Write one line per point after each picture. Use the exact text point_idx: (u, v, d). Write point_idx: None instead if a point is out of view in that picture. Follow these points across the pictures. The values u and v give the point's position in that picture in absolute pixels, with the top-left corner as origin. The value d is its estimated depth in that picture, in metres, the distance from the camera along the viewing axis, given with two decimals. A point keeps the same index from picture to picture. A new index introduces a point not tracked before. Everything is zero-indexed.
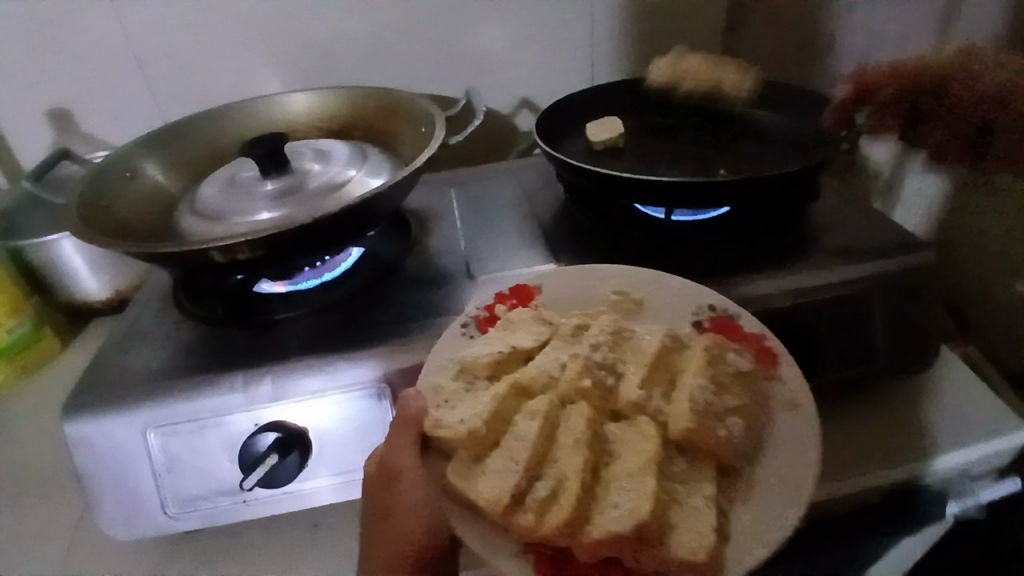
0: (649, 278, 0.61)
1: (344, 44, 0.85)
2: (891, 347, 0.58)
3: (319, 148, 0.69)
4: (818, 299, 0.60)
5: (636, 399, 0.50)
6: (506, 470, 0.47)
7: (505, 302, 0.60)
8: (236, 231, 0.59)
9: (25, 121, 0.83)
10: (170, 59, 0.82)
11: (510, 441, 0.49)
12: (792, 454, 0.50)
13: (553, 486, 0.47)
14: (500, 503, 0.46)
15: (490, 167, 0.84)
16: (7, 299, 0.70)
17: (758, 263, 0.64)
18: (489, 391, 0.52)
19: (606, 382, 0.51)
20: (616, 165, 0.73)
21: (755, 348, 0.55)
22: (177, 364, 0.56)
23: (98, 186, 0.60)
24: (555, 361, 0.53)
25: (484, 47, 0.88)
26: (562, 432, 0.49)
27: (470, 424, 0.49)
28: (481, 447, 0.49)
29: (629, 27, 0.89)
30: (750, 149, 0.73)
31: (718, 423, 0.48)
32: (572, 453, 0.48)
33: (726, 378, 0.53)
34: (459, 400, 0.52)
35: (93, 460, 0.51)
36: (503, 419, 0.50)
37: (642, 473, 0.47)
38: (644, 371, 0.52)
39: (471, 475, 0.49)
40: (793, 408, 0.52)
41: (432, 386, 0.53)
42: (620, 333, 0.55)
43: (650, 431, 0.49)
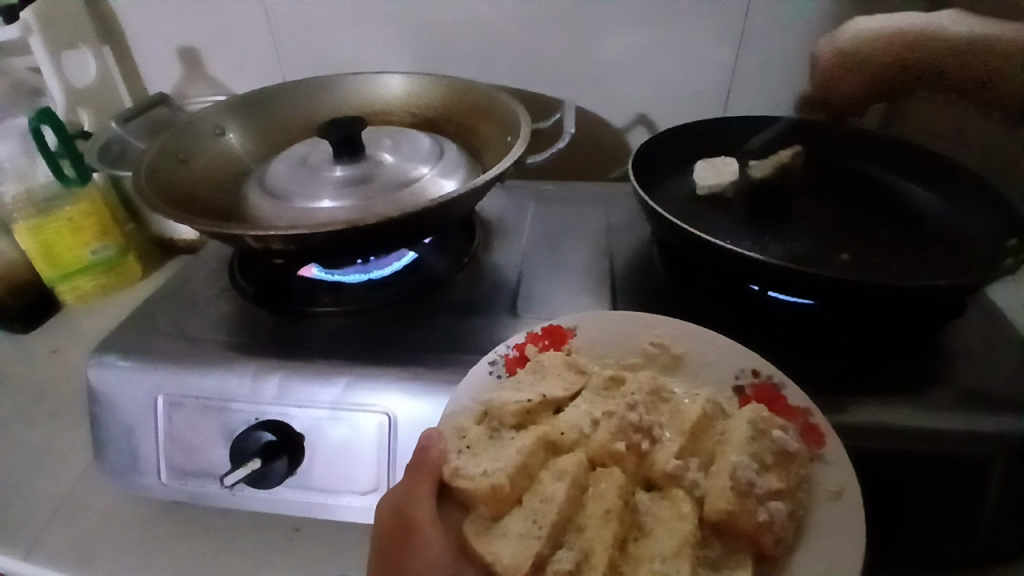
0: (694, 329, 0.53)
1: (463, 29, 0.80)
2: (1005, 522, 0.47)
3: (398, 138, 0.66)
4: (938, 446, 0.48)
5: (671, 470, 0.44)
6: (527, 536, 0.41)
7: (535, 343, 0.53)
8: (295, 216, 0.58)
9: (159, 56, 0.88)
10: (294, 18, 0.82)
11: (535, 502, 0.43)
12: (837, 559, 0.42)
13: (578, 559, 0.41)
14: (521, 572, 0.40)
15: (584, 188, 0.77)
16: (97, 222, 0.73)
17: (872, 376, 0.53)
18: (515, 442, 0.45)
19: (642, 447, 0.45)
20: (714, 223, 0.64)
21: (799, 425, 0.47)
22: (204, 336, 0.56)
23: (178, 143, 0.62)
24: (587, 416, 0.46)
25: (608, 54, 0.80)
26: (592, 499, 0.43)
27: (495, 477, 0.42)
28: (502, 505, 0.43)
29: (778, 58, 0.77)
30: (889, 228, 0.62)
31: (759, 507, 0.41)
32: (601, 526, 0.42)
33: (771, 454, 0.44)
34: (483, 449, 0.46)
35: (111, 409, 0.53)
36: (528, 475, 0.44)
37: (676, 556, 0.41)
38: (682, 438, 0.45)
39: (488, 535, 0.43)
40: (838, 497, 0.44)
41: (455, 428, 0.47)
42: (659, 393, 0.49)
43: (685, 508, 0.42)
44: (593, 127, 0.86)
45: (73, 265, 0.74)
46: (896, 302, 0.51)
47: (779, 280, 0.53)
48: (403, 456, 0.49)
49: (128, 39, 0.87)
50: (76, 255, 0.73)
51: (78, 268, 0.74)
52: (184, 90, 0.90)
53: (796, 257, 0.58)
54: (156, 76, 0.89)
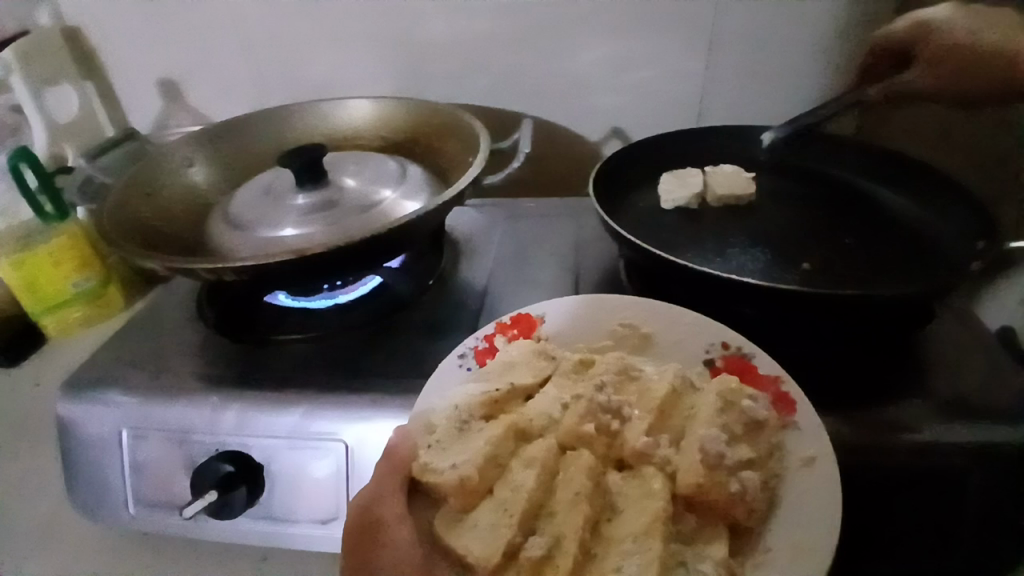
0: (660, 309, 0.53)
1: (432, 50, 0.81)
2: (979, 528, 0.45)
3: (362, 162, 0.66)
4: (914, 448, 0.46)
5: (641, 447, 0.42)
6: (498, 525, 0.40)
7: (503, 333, 0.52)
8: (258, 245, 0.58)
9: (139, 89, 0.89)
10: (267, 47, 0.84)
11: (504, 491, 0.41)
12: (814, 523, 0.40)
13: (550, 545, 0.39)
14: (489, 564, 0.38)
15: (556, 204, 0.77)
16: (76, 255, 0.73)
17: (846, 388, 0.51)
18: (483, 432, 0.44)
19: (612, 427, 0.43)
20: (680, 236, 0.63)
21: (770, 393, 0.46)
22: (171, 368, 0.56)
23: (145, 177, 0.63)
24: (556, 402, 0.45)
25: (578, 67, 0.80)
26: (561, 484, 0.41)
27: (462, 470, 0.41)
28: (472, 497, 0.41)
29: (748, 64, 0.77)
30: (862, 236, 0.61)
31: (730, 479, 0.40)
32: (572, 509, 0.40)
33: (739, 426, 0.43)
34: (452, 441, 0.44)
35: (78, 442, 0.54)
36: (498, 464, 0.43)
37: (647, 535, 0.39)
38: (650, 416, 0.43)
39: (458, 528, 0.41)
40: (810, 463, 0.43)
41: (425, 425, 0.46)
42: (627, 371, 0.47)
43: (656, 485, 0.40)
44: (567, 140, 0.86)
45: (55, 297, 0.74)
46: (865, 311, 0.50)
47: (740, 295, 0.52)
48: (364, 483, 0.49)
49: (107, 74, 0.88)
50: (57, 288, 0.73)
51: (61, 300, 0.75)
52: (165, 122, 0.92)
53: (760, 270, 0.58)
54: (137, 109, 0.91)
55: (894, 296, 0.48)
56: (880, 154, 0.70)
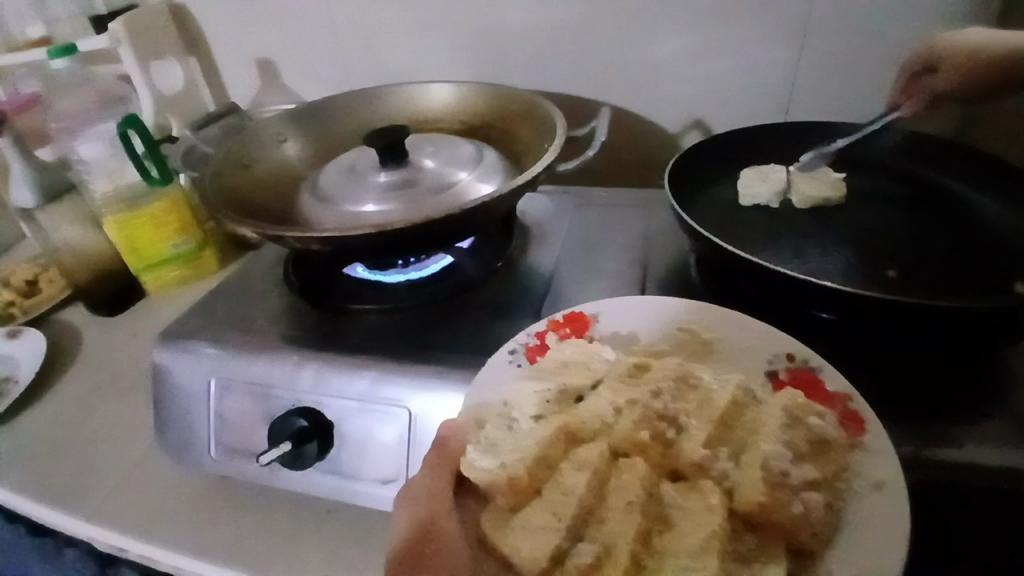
0: (727, 317, 0.52)
1: (516, 36, 0.82)
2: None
3: (441, 144, 0.68)
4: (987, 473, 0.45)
5: (698, 459, 0.41)
6: (545, 527, 0.40)
7: (557, 331, 0.53)
8: (341, 218, 0.62)
9: (239, 66, 0.95)
10: (359, 29, 0.87)
11: (554, 493, 0.42)
12: (888, 552, 0.38)
13: (599, 551, 0.39)
14: (537, 566, 0.39)
15: (627, 194, 0.77)
16: (177, 219, 0.80)
17: (921, 400, 0.49)
18: (535, 431, 0.45)
19: (666, 436, 0.43)
20: (752, 234, 0.62)
21: (840, 412, 0.45)
22: (258, 327, 0.61)
23: (243, 150, 0.68)
24: (609, 406, 0.45)
25: (661, 58, 0.79)
26: (613, 491, 0.42)
27: (511, 468, 0.43)
28: (520, 496, 0.43)
29: (841, 60, 0.74)
30: (953, 245, 0.58)
31: (794, 499, 0.38)
32: (624, 519, 0.40)
33: (808, 443, 0.42)
34: (502, 439, 0.45)
35: (172, 388, 0.59)
36: (547, 465, 0.44)
37: (703, 551, 0.38)
38: (709, 426, 0.43)
39: (505, 527, 0.42)
40: (880, 488, 0.40)
41: (476, 419, 0.47)
42: (686, 379, 0.46)
43: (713, 499, 0.40)
44: (643, 131, 0.86)
45: (156, 257, 0.81)
46: (950, 323, 0.48)
47: (814, 297, 0.51)
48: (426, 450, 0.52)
49: (212, 51, 0.95)
50: (159, 248, 0.80)
51: (161, 259, 0.82)
52: (261, 99, 0.98)
53: (834, 273, 0.56)
54: (237, 85, 0.97)
55: (984, 309, 0.46)
56: (980, 162, 0.66)
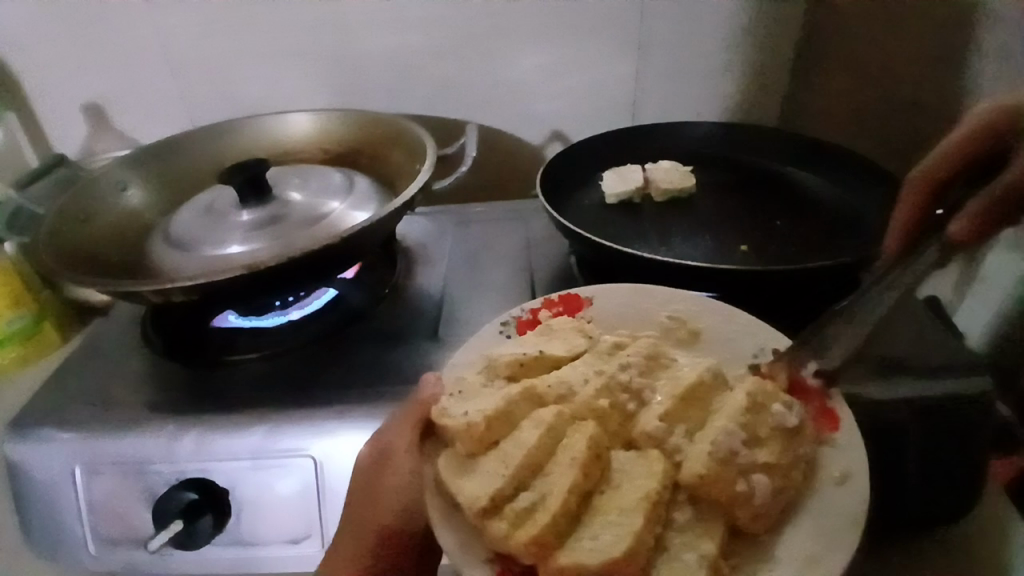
0: (714, 304, 0.53)
1: (370, 62, 0.81)
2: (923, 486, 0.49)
3: (307, 176, 0.66)
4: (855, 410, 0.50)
5: (651, 430, 0.43)
6: (493, 475, 0.41)
7: (549, 308, 0.54)
8: (204, 264, 0.57)
9: (60, 114, 0.85)
10: (198, 66, 0.82)
11: (508, 446, 0.43)
12: (823, 539, 0.41)
13: (536, 499, 0.40)
14: (475, 507, 0.40)
15: (503, 207, 0.78)
16: (9, 292, 0.70)
17: None
18: (501, 390, 0.45)
19: (627, 408, 0.44)
20: (625, 229, 0.65)
21: (813, 406, 0.46)
22: (122, 398, 0.54)
23: (78, 203, 0.61)
24: (579, 374, 0.46)
25: (515, 74, 0.82)
26: (563, 447, 0.42)
27: (472, 416, 0.43)
28: (478, 446, 0.43)
29: (677, 64, 0.81)
30: (794, 219, 0.65)
31: (739, 479, 0.40)
32: (566, 472, 0.41)
33: (771, 429, 0.43)
34: (474, 394, 0.46)
35: (27, 486, 0.51)
36: (509, 423, 0.44)
37: (634, 510, 0.39)
38: (670, 403, 0.44)
39: (460, 476, 0.43)
40: (843, 481, 0.43)
41: (456, 377, 0.49)
42: (658, 358, 0.48)
43: (658, 466, 0.41)
44: (510, 143, 0.88)
45: None
46: (801, 283, 0.54)
47: (687, 277, 0.55)
48: (334, 498, 0.49)
49: (25, 101, 0.84)
50: None
51: None
52: (91, 147, 0.88)
53: (702, 255, 0.60)
54: (61, 135, 0.87)
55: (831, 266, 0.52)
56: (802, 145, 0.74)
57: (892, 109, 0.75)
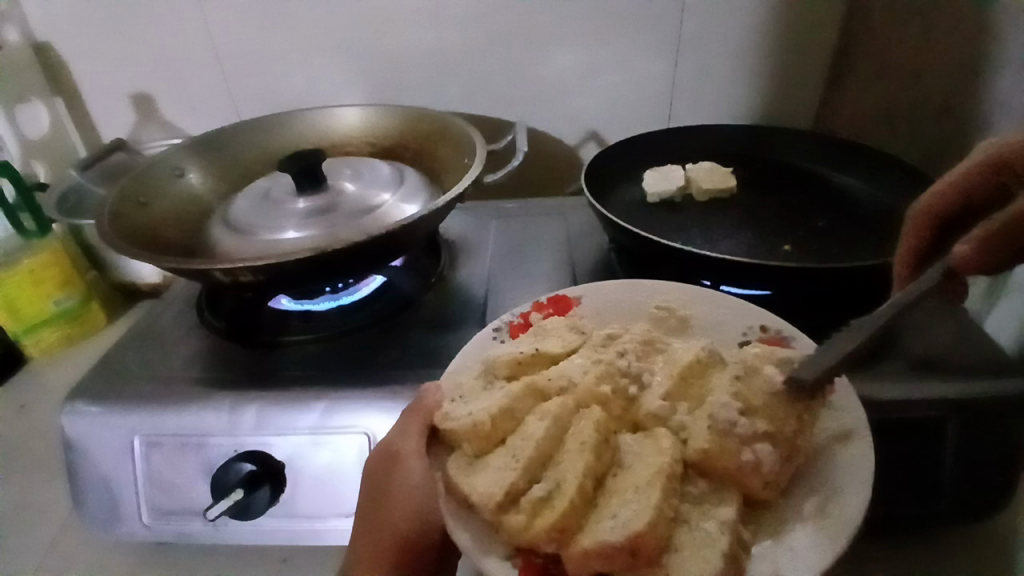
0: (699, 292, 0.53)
1: (413, 59, 0.83)
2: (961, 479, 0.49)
3: (359, 167, 0.68)
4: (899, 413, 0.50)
5: (656, 410, 0.43)
6: (505, 470, 0.41)
7: (540, 311, 0.54)
8: (261, 248, 0.59)
9: (110, 103, 0.88)
10: (245, 59, 0.84)
11: (516, 440, 0.42)
12: (841, 506, 0.40)
13: (550, 487, 0.39)
14: (492, 501, 0.39)
15: (541, 203, 0.80)
16: (59, 272, 0.71)
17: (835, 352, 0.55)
18: (504, 389, 0.45)
19: (629, 391, 0.44)
20: (666, 226, 0.67)
21: None
22: (178, 373, 0.56)
23: (137, 187, 0.63)
24: (578, 367, 0.45)
25: (553, 75, 0.84)
26: (571, 435, 0.42)
27: (477, 416, 0.43)
28: (486, 442, 0.43)
29: (712, 69, 0.83)
30: (832, 221, 0.67)
31: (743, 450, 0.40)
32: (577, 458, 0.40)
33: (765, 398, 0.42)
34: (474, 396, 0.46)
35: (82, 456, 0.53)
36: (513, 417, 0.43)
37: (649, 486, 0.39)
38: (670, 381, 0.44)
39: (470, 471, 0.42)
40: (845, 440, 0.44)
41: (454, 383, 0.48)
42: (652, 343, 0.48)
43: (666, 442, 0.41)
44: (544, 143, 0.90)
45: (35, 317, 0.72)
46: (849, 280, 0.54)
47: (731, 274, 0.56)
48: None
49: (77, 88, 0.86)
50: (38, 307, 0.71)
51: (40, 321, 0.72)
52: (137, 136, 0.91)
53: (744, 251, 0.62)
54: (108, 123, 0.89)
55: (875, 266, 0.53)
56: (840, 147, 0.75)
57: (921, 117, 0.74)
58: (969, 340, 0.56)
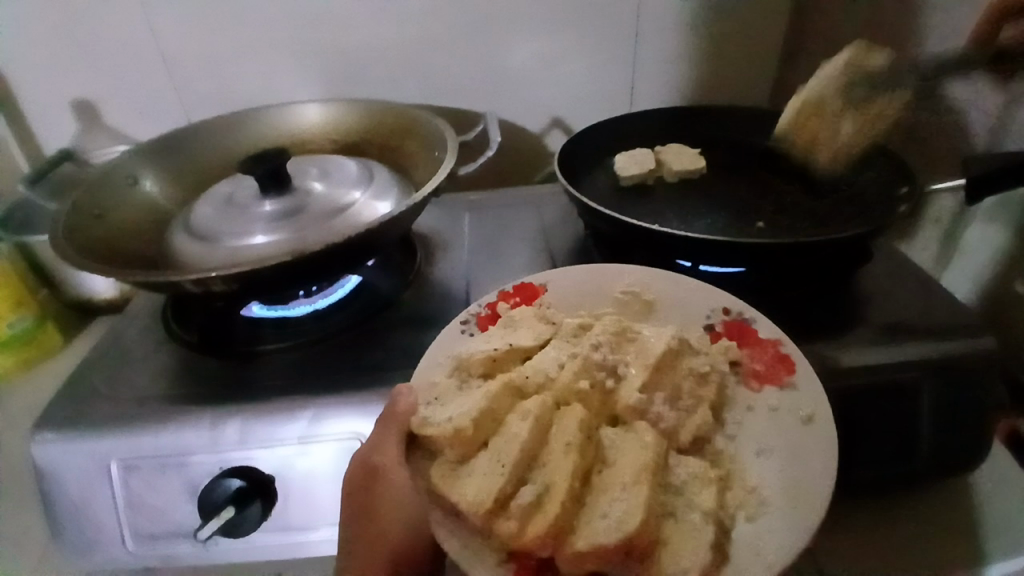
0: (663, 275, 0.54)
1: (372, 53, 0.81)
2: (940, 437, 0.51)
3: (324, 166, 0.66)
4: (874, 381, 0.51)
5: (634, 403, 0.44)
6: (492, 474, 0.41)
7: (507, 300, 0.54)
8: (229, 255, 0.57)
9: (50, 111, 0.83)
10: (195, 59, 0.80)
11: (500, 442, 0.42)
12: (808, 478, 0.42)
13: (540, 490, 0.40)
14: (483, 509, 0.39)
15: (512, 194, 0.79)
16: (9, 293, 0.67)
17: (819, 326, 0.57)
18: (482, 388, 0.45)
19: (606, 384, 0.45)
20: (639, 211, 0.67)
21: (772, 355, 0.49)
22: (150, 391, 0.54)
23: (92, 198, 0.59)
24: (554, 361, 0.46)
25: (516, 64, 0.83)
26: (555, 435, 0.42)
27: (458, 421, 0.43)
28: (469, 448, 0.43)
29: (674, 52, 0.83)
30: (797, 195, 0.68)
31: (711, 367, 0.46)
32: (563, 458, 0.41)
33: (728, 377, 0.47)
34: (451, 398, 0.46)
35: (53, 484, 0.50)
36: (494, 419, 0.44)
37: (635, 483, 0.40)
38: (646, 372, 0.45)
39: (455, 477, 0.42)
40: (807, 421, 0.45)
41: (427, 382, 0.48)
42: (623, 332, 0.48)
43: (648, 437, 0.42)
44: (510, 134, 0.89)
45: None
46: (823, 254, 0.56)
47: (707, 254, 0.57)
48: None
49: (13, 96, 0.81)
50: None
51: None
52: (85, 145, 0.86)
53: (717, 230, 0.63)
54: (50, 135, 0.84)
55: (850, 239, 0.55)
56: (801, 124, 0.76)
57: None
58: (933, 298, 0.59)
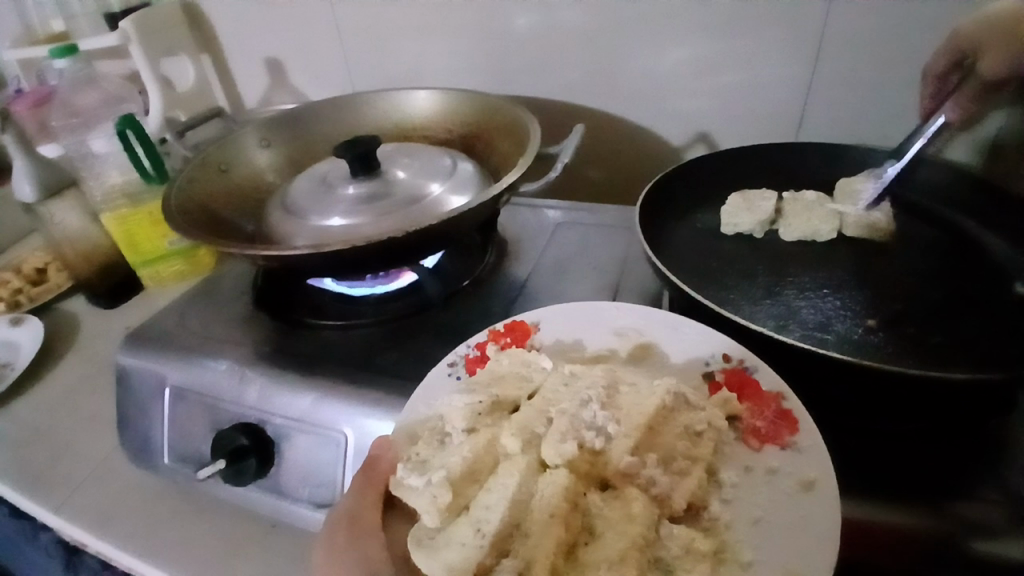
0: (666, 318, 0.50)
1: (514, 43, 0.79)
2: None
3: (414, 156, 0.67)
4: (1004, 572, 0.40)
5: (624, 467, 0.39)
6: (469, 545, 0.37)
7: (496, 340, 0.50)
8: (308, 232, 0.61)
9: (246, 63, 0.95)
10: (357, 30, 0.86)
11: (481, 509, 0.38)
12: None
13: (520, 567, 0.36)
14: None
15: (616, 211, 0.74)
16: None
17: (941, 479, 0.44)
18: (461, 444, 0.41)
19: (594, 446, 0.40)
20: (729, 271, 0.58)
21: (773, 410, 0.42)
22: (219, 334, 0.61)
23: (219, 156, 0.68)
24: (540, 415, 0.43)
25: (662, 67, 0.75)
26: (537, 503, 0.38)
27: (435, 487, 0.39)
28: (450, 511, 0.38)
29: (861, 76, 0.68)
30: (957, 292, 0.53)
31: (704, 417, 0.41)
32: (544, 532, 0.37)
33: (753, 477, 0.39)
34: (432, 454, 0.42)
35: (131, 391, 0.60)
36: (475, 481, 0.40)
37: (623, 562, 0.35)
38: (637, 433, 0.40)
39: (428, 546, 0.37)
40: (809, 487, 0.39)
41: (408, 434, 0.45)
42: (614, 385, 0.44)
43: (637, 507, 0.37)
44: (646, 143, 0.82)
45: (152, 253, 0.81)
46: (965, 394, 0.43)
47: (794, 355, 0.46)
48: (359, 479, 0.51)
49: (220, 48, 0.95)
50: (154, 245, 0.81)
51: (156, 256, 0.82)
52: (270, 98, 0.98)
53: (824, 319, 0.51)
54: (244, 84, 0.98)
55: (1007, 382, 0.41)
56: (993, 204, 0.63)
57: None
58: None
